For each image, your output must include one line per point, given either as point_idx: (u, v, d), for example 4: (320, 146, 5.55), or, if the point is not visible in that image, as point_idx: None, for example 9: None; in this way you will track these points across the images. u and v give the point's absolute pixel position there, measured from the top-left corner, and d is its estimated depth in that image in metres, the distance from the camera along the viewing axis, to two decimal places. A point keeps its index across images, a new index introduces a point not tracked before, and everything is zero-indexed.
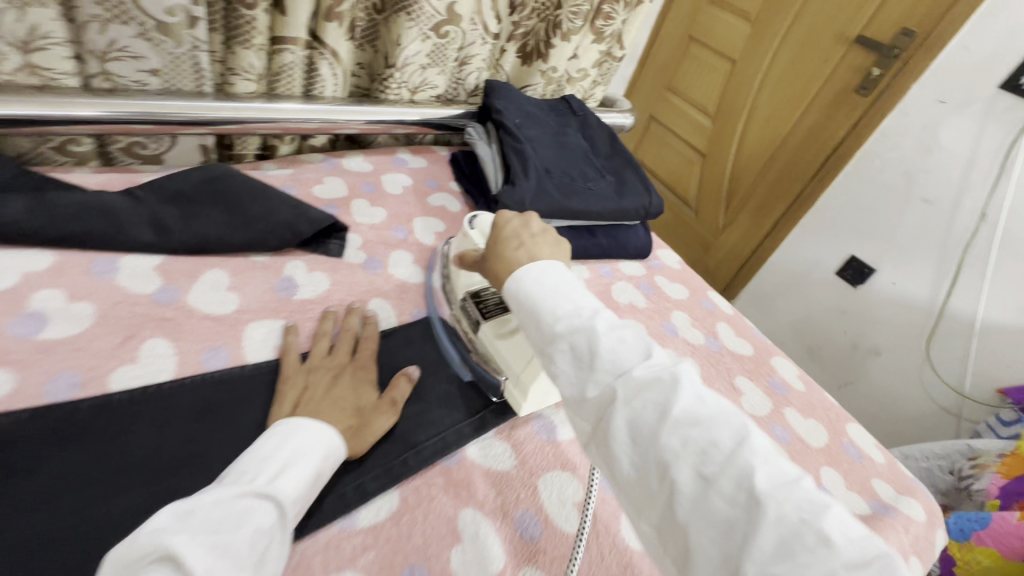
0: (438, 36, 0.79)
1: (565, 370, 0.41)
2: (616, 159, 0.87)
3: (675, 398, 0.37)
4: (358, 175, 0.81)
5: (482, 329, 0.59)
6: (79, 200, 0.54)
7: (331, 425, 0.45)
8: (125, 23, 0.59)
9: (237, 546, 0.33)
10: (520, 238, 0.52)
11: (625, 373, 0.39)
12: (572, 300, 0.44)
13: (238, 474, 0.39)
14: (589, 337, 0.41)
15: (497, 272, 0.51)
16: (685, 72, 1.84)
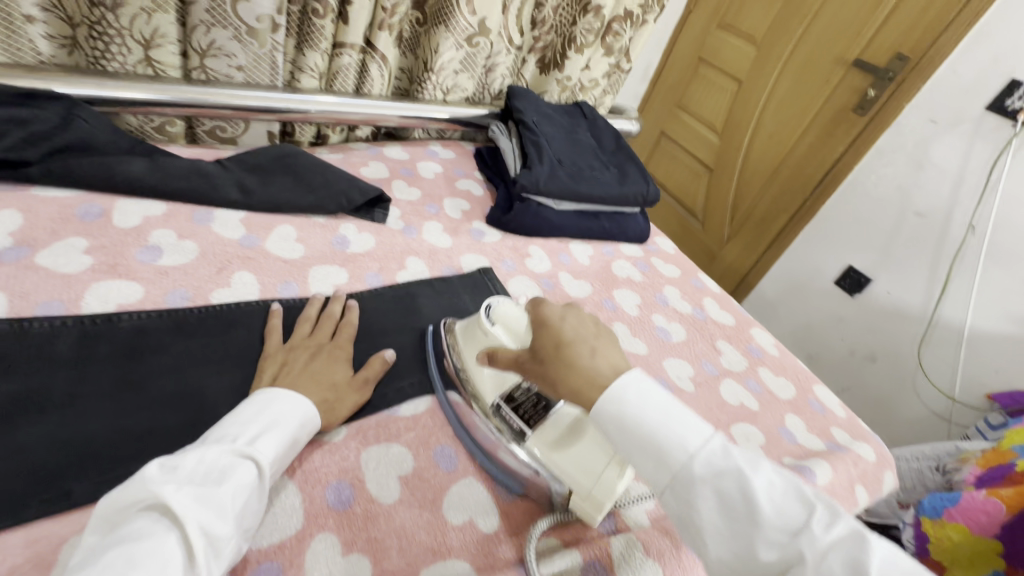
0: (470, 46, 0.93)
1: (715, 523, 0.37)
2: (619, 155, 0.99)
3: (866, 557, 0.34)
4: (397, 162, 0.94)
5: (529, 440, 0.53)
6: (184, 164, 0.68)
7: (306, 398, 0.48)
8: (224, 28, 0.74)
9: (220, 500, 0.36)
10: (589, 341, 0.46)
11: (793, 527, 0.36)
12: (697, 430, 0.40)
13: (221, 434, 0.42)
14: (739, 484, 0.37)
15: (571, 382, 0.43)
16: (693, 91, 1.96)
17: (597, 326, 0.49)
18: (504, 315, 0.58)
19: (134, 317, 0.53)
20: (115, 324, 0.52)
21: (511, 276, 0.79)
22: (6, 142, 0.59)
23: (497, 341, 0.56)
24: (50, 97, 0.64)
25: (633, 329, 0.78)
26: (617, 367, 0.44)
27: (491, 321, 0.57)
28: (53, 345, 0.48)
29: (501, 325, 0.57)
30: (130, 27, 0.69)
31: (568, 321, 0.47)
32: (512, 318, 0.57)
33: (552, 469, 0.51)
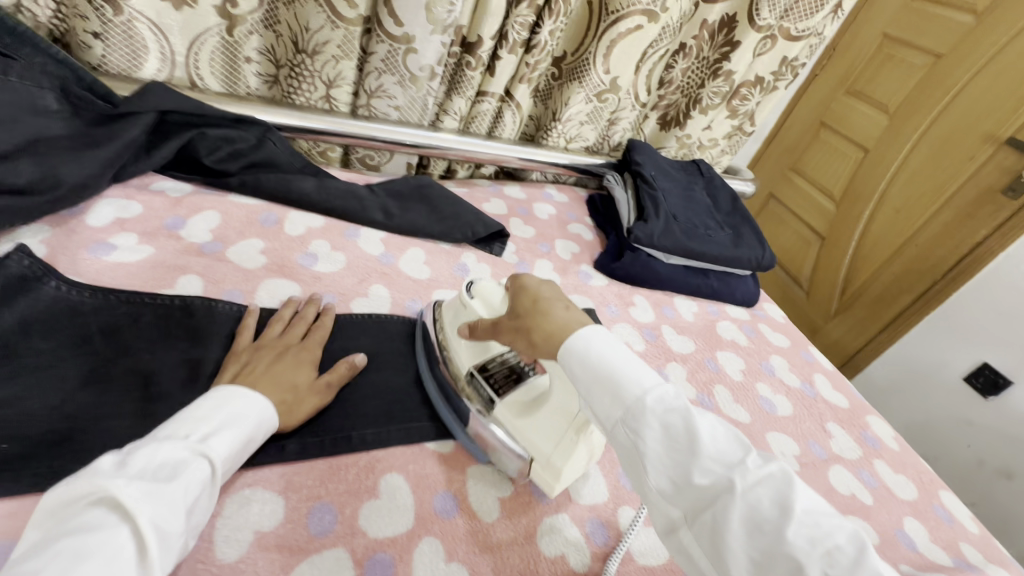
0: (598, 101, 0.99)
1: (657, 452, 0.39)
2: (735, 217, 0.98)
3: (790, 493, 0.36)
4: (515, 201, 1.00)
5: (498, 409, 0.53)
6: (343, 186, 0.78)
7: (264, 397, 0.47)
8: (392, 75, 0.85)
9: (175, 497, 0.36)
10: (561, 299, 0.51)
11: (731, 463, 0.38)
12: (651, 373, 0.43)
13: (173, 426, 0.40)
14: (686, 422, 0.40)
15: (544, 330, 0.48)
16: (812, 155, 1.86)
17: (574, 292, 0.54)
18: (483, 289, 0.59)
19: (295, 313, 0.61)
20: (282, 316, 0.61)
21: (614, 322, 0.81)
22: (215, 155, 0.73)
23: (477, 313, 0.57)
24: (251, 122, 0.75)
25: (735, 395, 0.76)
26: (580, 320, 0.48)
27: (471, 295, 0.59)
28: (231, 324, 0.58)
29: (480, 299, 0.59)
30: (320, 70, 0.83)
31: (543, 285, 0.52)
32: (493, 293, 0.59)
33: (513, 433, 0.52)
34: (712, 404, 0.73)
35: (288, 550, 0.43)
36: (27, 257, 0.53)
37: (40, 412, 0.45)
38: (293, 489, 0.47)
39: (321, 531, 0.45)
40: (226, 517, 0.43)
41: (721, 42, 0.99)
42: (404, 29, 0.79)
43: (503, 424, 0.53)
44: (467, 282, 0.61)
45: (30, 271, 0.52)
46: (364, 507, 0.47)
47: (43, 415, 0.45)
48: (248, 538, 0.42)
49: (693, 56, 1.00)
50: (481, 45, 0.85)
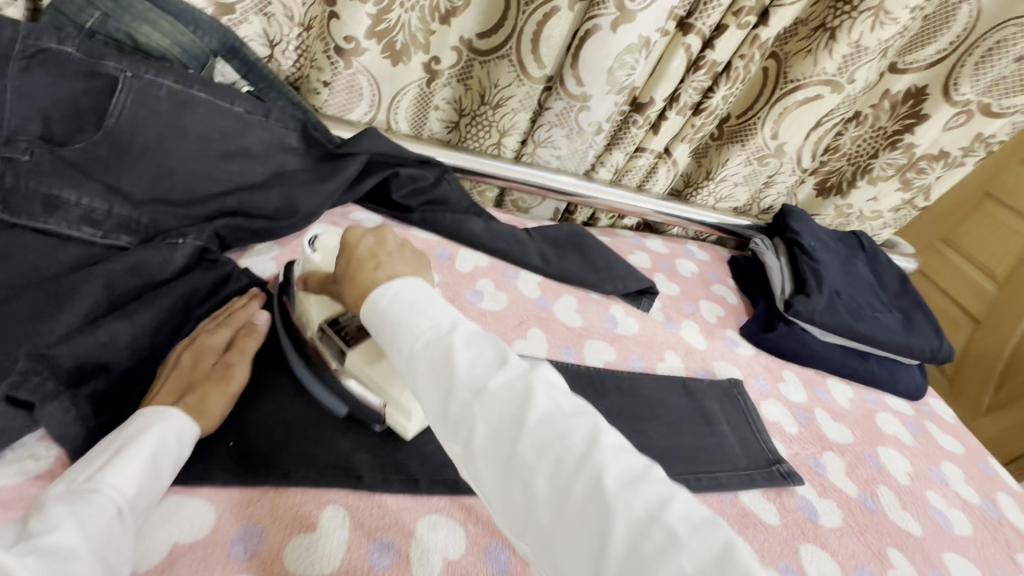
0: (758, 164, 0.97)
1: (425, 391, 0.38)
2: (903, 299, 0.91)
3: (527, 406, 0.35)
4: (658, 255, 0.99)
5: (348, 357, 0.52)
6: (508, 229, 0.83)
7: (156, 407, 0.46)
8: (561, 129, 0.89)
9: (64, 544, 0.34)
10: (375, 256, 0.47)
11: (480, 386, 0.37)
12: (431, 313, 0.41)
13: (70, 474, 0.39)
14: (443, 352, 0.38)
15: (353, 296, 0.46)
16: (969, 229, 1.58)
17: (403, 243, 0.50)
18: (325, 242, 0.57)
19: None
20: None
21: (764, 398, 0.77)
22: (401, 192, 0.82)
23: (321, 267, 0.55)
24: (433, 163, 0.82)
25: (902, 500, 0.69)
26: (388, 275, 0.45)
27: (313, 249, 0.56)
28: None
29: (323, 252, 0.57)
30: (498, 121, 0.89)
31: (365, 239, 0.48)
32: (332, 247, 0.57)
33: (361, 379, 0.52)
34: (878, 507, 0.67)
35: None
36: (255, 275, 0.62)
37: (271, 413, 0.52)
38: (473, 522, 0.49)
39: (499, 570, 0.47)
40: (419, 537, 0.47)
41: (904, 113, 0.93)
42: (583, 88, 0.83)
43: (355, 373, 0.52)
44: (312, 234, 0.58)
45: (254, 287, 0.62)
46: None
47: (275, 418, 0.52)
48: (437, 563, 0.46)
49: (868, 124, 0.95)
50: (652, 105, 0.87)
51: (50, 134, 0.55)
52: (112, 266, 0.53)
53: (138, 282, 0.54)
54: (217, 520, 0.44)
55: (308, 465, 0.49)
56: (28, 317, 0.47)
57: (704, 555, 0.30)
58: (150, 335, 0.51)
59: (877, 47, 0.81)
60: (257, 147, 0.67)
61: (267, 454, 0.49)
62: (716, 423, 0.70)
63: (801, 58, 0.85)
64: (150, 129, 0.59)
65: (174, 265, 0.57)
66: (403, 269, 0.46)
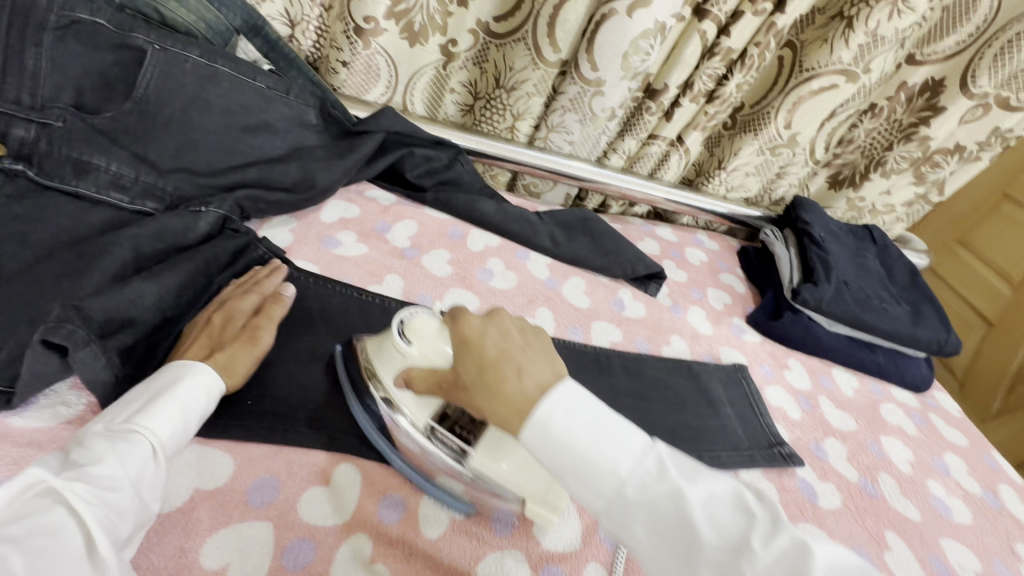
0: (771, 154, 0.97)
1: (649, 542, 0.35)
2: (912, 292, 0.91)
3: (796, 568, 0.32)
4: (668, 243, 1.00)
5: (473, 459, 0.47)
6: (519, 211, 0.84)
7: (188, 360, 0.48)
8: (575, 114, 0.90)
9: (106, 474, 0.37)
10: (513, 358, 0.41)
11: (732, 547, 0.34)
12: (630, 443, 0.37)
13: (112, 412, 0.42)
14: (674, 504, 0.35)
15: (506, 412, 0.40)
16: (985, 231, 1.54)
17: (523, 325, 0.45)
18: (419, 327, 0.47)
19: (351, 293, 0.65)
20: (348, 294, 0.65)
21: (768, 384, 0.78)
22: (415, 171, 0.83)
23: (423, 360, 0.47)
24: (447, 144, 0.84)
25: (903, 487, 0.69)
26: (545, 384, 0.39)
27: (405, 338, 0.48)
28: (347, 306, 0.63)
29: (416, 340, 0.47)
30: (513, 105, 0.90)
31: (489, 339, 0.43)
32: (431, 334, 0.47)
33: (493, 481, 0.46)
34: (877, 492, 0.67)
35: (476, 540, 0.47)
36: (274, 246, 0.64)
37: (287, 374, 0.54)
38: None
39: (502, 531, 0.49)
40: (426, 496, 0.49)
41: (920, 106, 0.93)
42: (598, 73, 0.83)
43: (480, 476, 0.47)
44: (398, 318, 0.49)
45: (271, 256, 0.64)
46: (537, 518, 0.50)
47: (290, 379, 0.54)
48: (443, 521, 0.47)
49: (883, 117, 0.95)
50: (665, 92, 0.87)
51: (81, 102, 0.57)
52: (140, 230, 0.55)
53: (162, 246, 0.56)
54: (234, 469, 0.46)
55: (320, 422, 0.51)
56: (61, 273, 0.50)
57: None
58: (175, 296, 0.53)
59: (895, 37, 0.80)
60: (278, 123, 0.69)
61: (282, 412, 0.51)
62: (719, 405, 0.71)
63: (817, 47, 0.84)
64: (176, 100, 0.61)
65: (197, 232, 0.59)
66: (547, 371, 0.41)
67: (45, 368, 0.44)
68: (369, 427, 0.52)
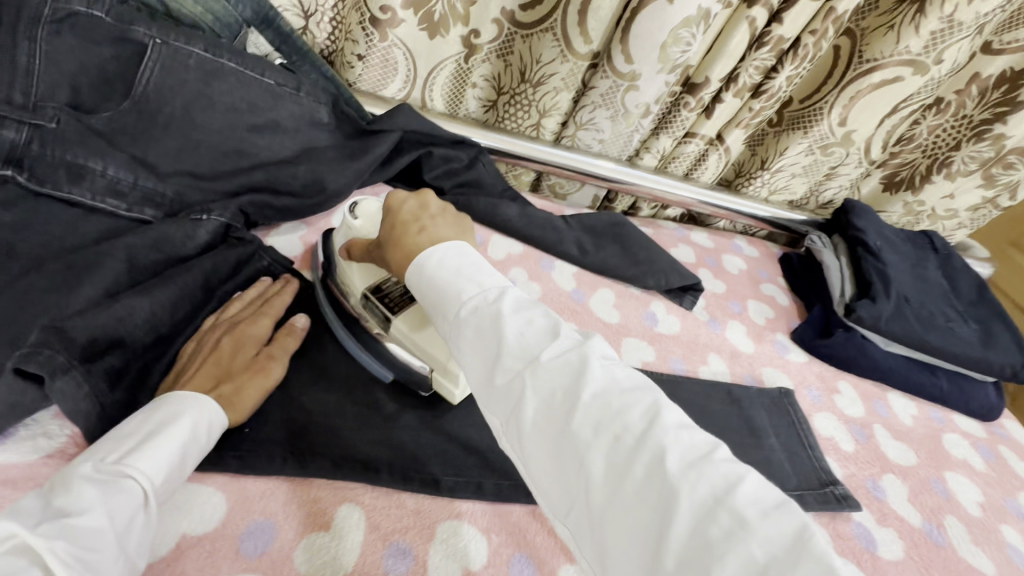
0: (821, 154, 0.88)
1: (468, 355, 0.37)
2: (981, 309, 0.82)
3: (578, 379, 0.33)
4: (703, 249, 0.93)
5: (393, 325, 0.52)
6: (544, 216, 0.78)
7: (187, 390, 0.44)
8: (605, 110, 0.83)
9: (91, 529, 0.33)
10: (419, 219, 0.46)
11: (531, 359, 0.35)
12: (476, 279, 0.39)
13: (97, 451, 0.37)
14: (491, 321, 0.36)
15: (402, 257, 0.45)
16: None
17: (445, 205, 0.48)
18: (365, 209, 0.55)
19: None
20: None
21: (816, 410, 0.70)
22: (434, 172, 0.77)
23: (363, 234, 0.54)
24: (468, 144, 0.78)
25: (974, 534, 0.62)
26: (436, 238, 0.44)
27: (353, 216, 0.54)
28: None
29: (365, 220, 0.55)
30: (539, 100, 0.84)
31: (405, 203, 0.47)
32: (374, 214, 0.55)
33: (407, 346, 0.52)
34: (945, 540, 0.60)
35: None
36: (279, 256, 0.60)
37: (288, 399, 0.50)
38: (494, 530, 0.46)
39: None
40: (437, 543, 0.44)
41: (995, 100, 0.83)
42: (633, 66, 0.76)
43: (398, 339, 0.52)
44: (352, 200, 0.56)
45: (276, 268, 0.59)
46: (562, 570, 0.45)
47: (291, 405, 0.49)
48: (456, 574, 0.42)
49: (951, 112, 0.85)
50: (706, 87, 0.80)
51: (78, 101, 0.54)
52: (135, 239, 0.51)
53: (159, 257, 0.52)
54: (226, 511, 0.42)
55: (321, 455, 0.46)
56: (47, 289, 0.46)
57: (780, 545, 0.27)
58: (170, 312, 0.49)
59: (973, 23, 0.71)
60: (287, 122, 0.64)
61: (284, 443, 0.46)
62: (765, 435, 0.64)
63: (880, 36, 0.76)
64: (177, 99, 0.57)
65: (196, 241, 0.55)
66: (445, 234, 0.45)
67: (22, 398, 0.40)
68: (375, 462, 0.47)
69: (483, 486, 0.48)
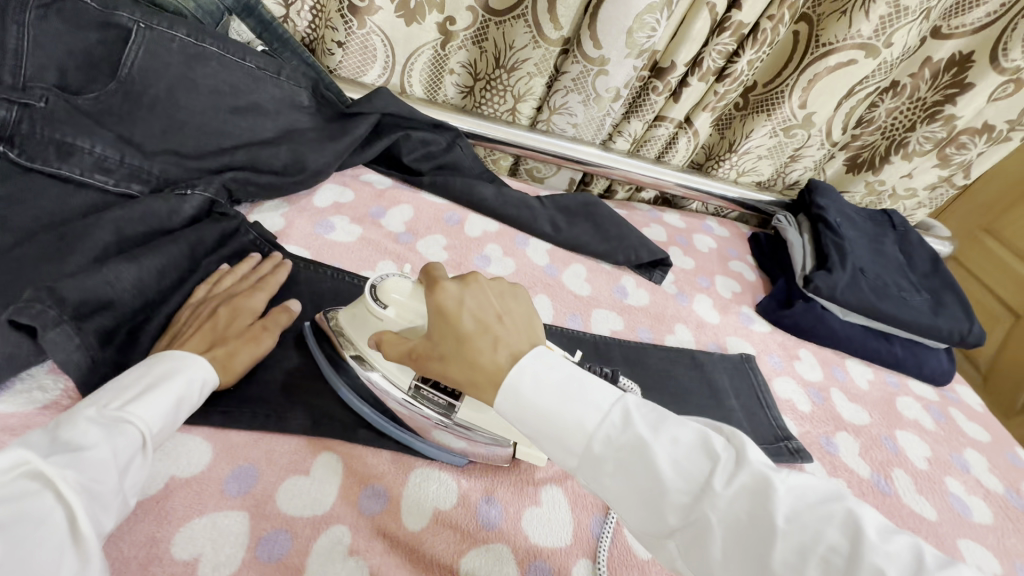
0: (785, 136, 0.93)
1: (636, 497, 0.35)
2: (934, 281, 0.87)
3: (760, 510, 0.32)
4: (675, 229, 0.96)
5: (461, 411, 0.48)
6: (519, 196, 0.81)
7: (184, 350, 0.47)
8: (578, 94, 0.87)
9: (97, 462, 0.35)
10: (491, 330, 0.40)
11: (701, 489, 0.34)
12: (593, 402, 0.37)
13: (97, 398, 0.40)
14: (644, 452, 0.35)
15: (481, 379, 0.39)
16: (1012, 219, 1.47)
17: (497, 295, 0.43)
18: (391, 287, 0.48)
19: (351, 281, 0.64)
20: (344, 282, 0.64)
21: (776, 375, 0.75)
22: (412, 155, 0.81)
23: (398, 321, 0.48)
24: (446, 127, 0.81)
25: (918, 484, 0.66)
26: (518, 349, 0.40)
27: (381, 305, 0.49)
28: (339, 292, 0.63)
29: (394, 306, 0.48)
30: (514, 86, 0.87)
31: (464, 310, 0.41)
32: (405, 296, 0.48)
33: (483, 429, 0.48)
34: (891, 489, 0.64)
35: (461, 534, 0.46)
36: (264, 230, 0.63)
37: (271, 360, 0.53)
38: (464, 475, 0.50)
39: (489, 523, 0.47)
40: (410, 487, 0.47)
41: (946, 82, 0.88)
42: (601, 51, 0.80)
43: (468, 425, 0.48)
44: (370, 282, 0.50)
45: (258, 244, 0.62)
46: (527, 511, 0.49)
47: (273, 365, 0.53)
48: (427, 513, 0.46)
49: (906, 95, 0.90)
50: (673, 70, 0.83)
51: (65, 82, 0.56)
52: (123, 212, 0.54)
53: (145, 229, 0.55)
54: (211, 456, 0.45)
55: (302, 408, 0.50)
56: (39, 257, 0.49)
57: None
58: (156, 279, 0.52)
59: (919, 8, 0.76)
60: (269, 104, 0.67)
61: (266, 398, 0.50)
62: (725, 397, 0.68)
63: (834, 20, 0.80)
64: (162, 82, 0.59)
65: (182, 215, 0.58)
66: (521, 337, 0.41)
67: (18, 351, 0.43)
68: (352, 415, 0.50)
69: None
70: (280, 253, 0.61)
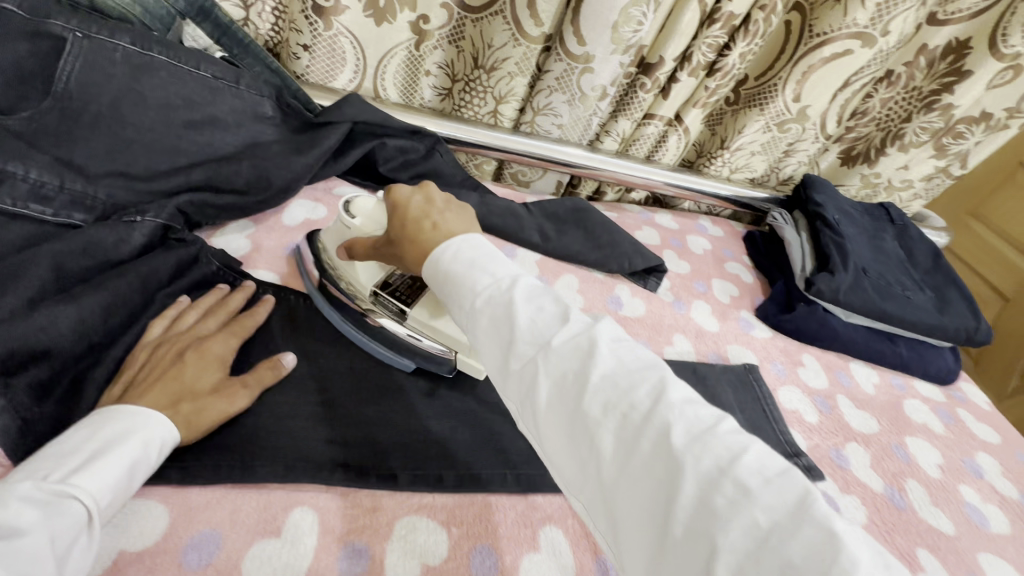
0: (778, 131, 0.89)
1: (488, 347, 0.35)
2: (935, 276, 0.84)
3: (588, 363, 0.32)
4: (668, 230, 0.92)
5: (410, 317, 0.54)
6: (505, 204, 0.76)
7: (132, 403, 0.41)
8: (563, 93, 0.82)
9: (30, 551, 0.30)
10: (429, 217, 0.43)
11: (543, 344, 0.34)
12: (489, 271, 0.37)
13: (33, 470, 0.35)
14: (506, 309, 0.35)
15: (416, 257, 0.43)
16: (999, 202, 1.46)
17: (449, 197, 0.46)
18: (360, 206, 0.55)
19: None
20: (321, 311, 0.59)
21: (780, 384, 0.71)
22: (390, 164, 0.76)
23: (362, 230, 0.54)
24: (424, 134, 0.76)
25: (932, 495, 0.63)
26: (453, 234, 0.42)
27: (352, 216, 0.55)
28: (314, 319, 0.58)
29: (363, 218, 0.55)
30: (494, 87, 0.82)
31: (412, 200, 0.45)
32: (372, 209, 0.55)
33: (430, 334, 0.54)
34: (906, 503, 0.61)
35: None
36: (227, 258, 0.58)
37: None
38: (456, 522, 0.45)
39: None
40: (396, 540, 0.43)
41: (942, 71, 0.84)
42: (586, 48, 0.75)
43: (416, 329, 0.54)
44: (344, 199, 0.57)
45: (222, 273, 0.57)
46: (525, 559, 0.44)
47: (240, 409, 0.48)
48: (415, 569, 0.41)
49: (901, 85, 0.87)
50: (661, 66, 0.79)
51: None
52: (62, 245, 0.48)
53: (90, 263, 0.50)
54: (169, 522, 0.40)
55: (274, 457, 0.45)
56: None
57: (783, 510, 0.26)
58: (101, 318, 0.47)
59: None
60: (228, 117, 0.61)
61: (232, 448, 0.45)
62: (731, 412, 0.64)
63: (829, 8, 0.76)
64: (104, 95, 0.53)
65: (131, 244, 0.53)
66: (460, 227, 0.42)
67: None
68: (329, 462, 0.46)
69: (444, 478, 0.47)
70: (252, 282, 0.56)
